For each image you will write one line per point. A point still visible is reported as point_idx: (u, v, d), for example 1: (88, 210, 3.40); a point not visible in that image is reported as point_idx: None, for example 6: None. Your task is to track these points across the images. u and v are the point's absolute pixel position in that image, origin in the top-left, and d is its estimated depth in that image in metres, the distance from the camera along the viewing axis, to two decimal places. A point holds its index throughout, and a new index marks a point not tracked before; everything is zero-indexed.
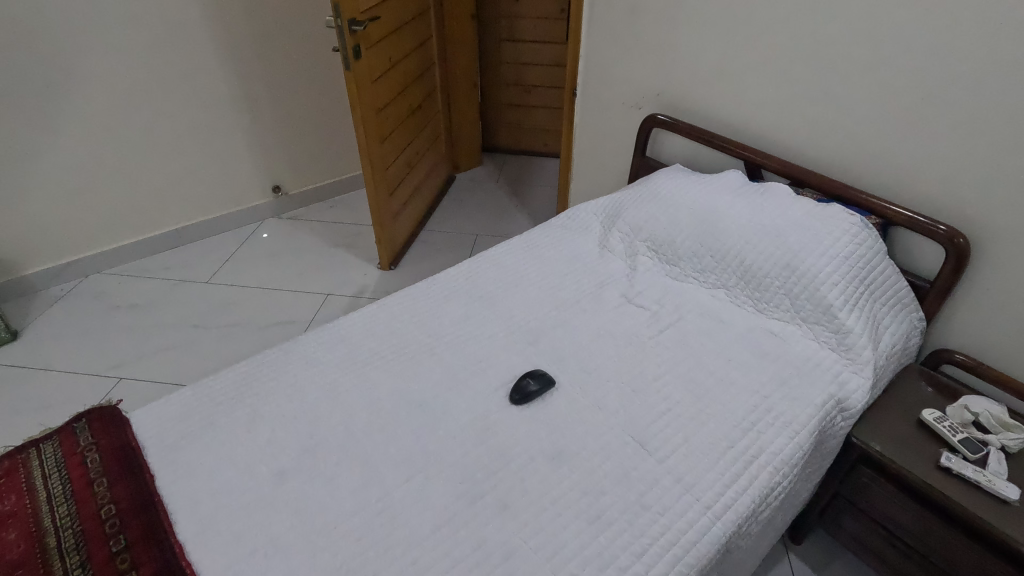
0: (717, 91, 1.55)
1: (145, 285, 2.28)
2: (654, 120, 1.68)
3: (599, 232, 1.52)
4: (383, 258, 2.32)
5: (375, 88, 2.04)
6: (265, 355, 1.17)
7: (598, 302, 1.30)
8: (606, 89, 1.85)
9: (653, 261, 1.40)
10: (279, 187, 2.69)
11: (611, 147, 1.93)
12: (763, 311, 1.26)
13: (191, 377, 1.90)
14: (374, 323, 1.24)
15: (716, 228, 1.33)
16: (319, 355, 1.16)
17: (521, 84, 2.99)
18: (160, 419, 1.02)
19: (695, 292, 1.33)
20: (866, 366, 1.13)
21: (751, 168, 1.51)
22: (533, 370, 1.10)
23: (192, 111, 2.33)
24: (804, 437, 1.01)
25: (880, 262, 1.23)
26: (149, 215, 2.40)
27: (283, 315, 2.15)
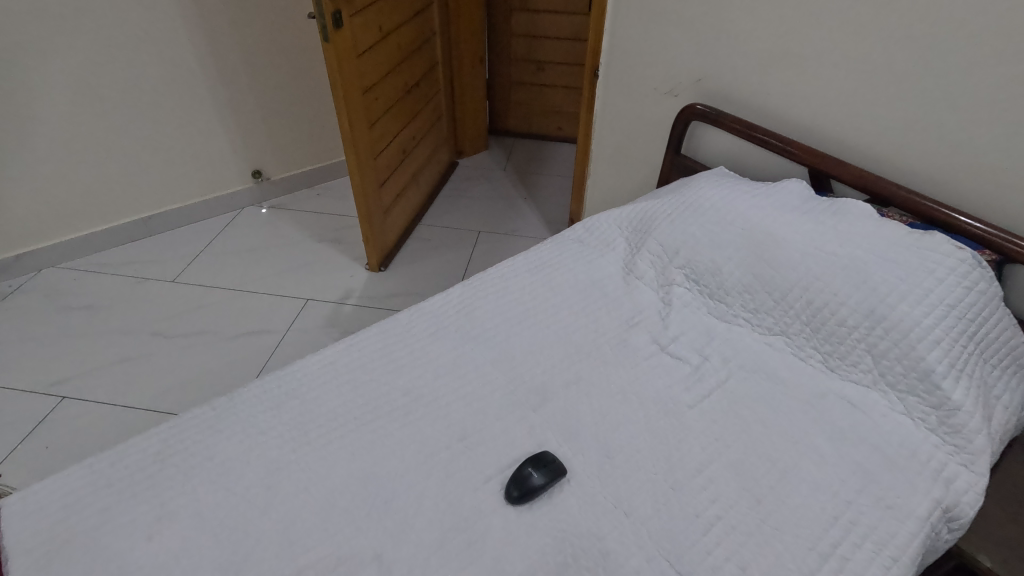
0: (777, 78, 1.24)
1: (104, 283, 2.02)
2: (694, 111, 1.38)
3: (623, 251, 1.24)
4: (372, 258, 2.04)
5: (362, 63, 1.74)
6: (193, 416, 0.90)
7: (623, 350, 1.03)
8: (636, 70, 1.53)
9: (692, 294, 1.12)
10: (261, 172, 2.40)
11: (638, 141, 1.63)
12: (835, 369, 0.98)
13: (145, 399, 1.65)
14: (338, 372, 0.98)
15: (778, 258, 1.04)
16: (262, 419, 0.90)
17: (534, 60, 2.66)
18: (39, 514, 0.77)
19: (745, 338, 1.05)
20: (979, 457, 0.85)
21: (816, 176, 1.21)
22: (539, 455, 0.84)
23: (155, 86, 2.03)
24: (906, 567, 0.74)
25: (995, 312, 0.94)
26: (110, 203, 2.12)
27: (256, 323, 1.89)
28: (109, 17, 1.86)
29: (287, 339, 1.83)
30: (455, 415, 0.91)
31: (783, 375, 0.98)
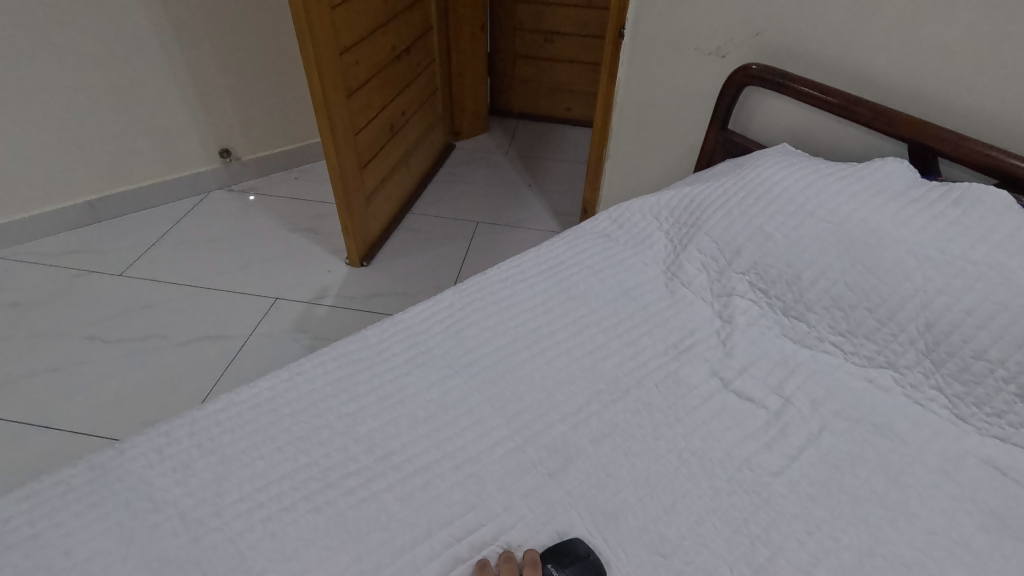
0: (869, 27, 0.95)
1: (39, 276, 1.73)
2: (748, 75, 1.09)
3: (662, 249, 0.96)
4: (352, 251, 1.76)
5: (338, 17, 1.44)
6: (61, 478, 0.63)
7: (672, 387, 0.75)
8: (671, 27, 1.25)
9: (760, 307, 0.84)
10: (229, 151, 2.10)
11: (671, 115, 1.34)
12: (969, 420, 0.71)
13: (72, 420, 1.37)
14: (275, 414, 0.70)
15: (886, 263, 0.76)
16: (157, 488, 0.62)
17: (541, 30, 2.36)
18: None
19: (836, 370, 0.78)
20: None
21: (916, 156, 0.93)
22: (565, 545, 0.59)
23: (100, 47, 1.73)
24: None
25: None
26: (48, 184, 1.82)
27: (213, 327, 1.60)
28: None
29: (249, 346, 1.56)
30: (439, 485, 0.64)
31: (896, 426, 0.71)
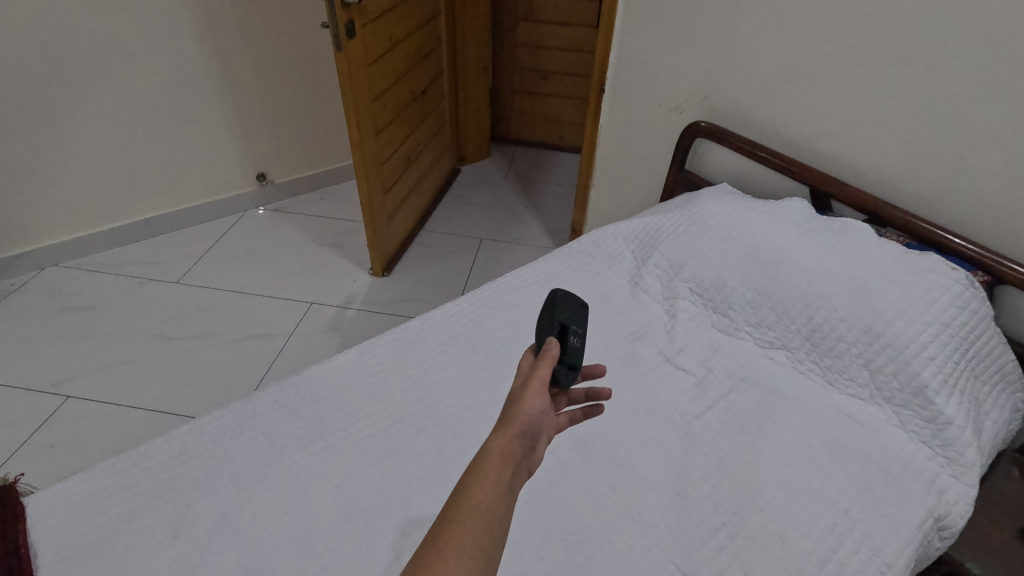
0: (782, 99, 1.28)
1: (107, 283, 2.01)
2: (697, 129, 1.42)
3: (630, 263, 1.28)
4: (376, 263, 2.07)
5: (372, 71, 1.76)
6: (212, 417, 0.92)
7: (630, 361, 1.06)
8: (642, 87, 1.57)
9: (697, 306, 1.16)
10: (264, 175, 2.41)
11: (643, 155, 1.67)
12: (834, 383, 1.02)
13: (148, 400, 1.64)
14: (353, 378, 1.00)
15: (781, 275, 1.07)
16: (279, 423, 0.92)
17: (537, 68, 2.69)
18: (66, 514, 0.79)
19: (748, 351, 1.09)
20: (971, 470, 0.89)
21: (817, 196, 1.25)
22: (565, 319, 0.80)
23: (163, 89, 2.04)
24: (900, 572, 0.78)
25: (984, 331, 0.99)
26: (113, 202, 2.12)
27: (260, 326, 1.89)
28: (119, 14, 1.86)
29: (291, 342, 1.85)
30: (469, 424, 0.94)
31: (785, 388, 1.02)
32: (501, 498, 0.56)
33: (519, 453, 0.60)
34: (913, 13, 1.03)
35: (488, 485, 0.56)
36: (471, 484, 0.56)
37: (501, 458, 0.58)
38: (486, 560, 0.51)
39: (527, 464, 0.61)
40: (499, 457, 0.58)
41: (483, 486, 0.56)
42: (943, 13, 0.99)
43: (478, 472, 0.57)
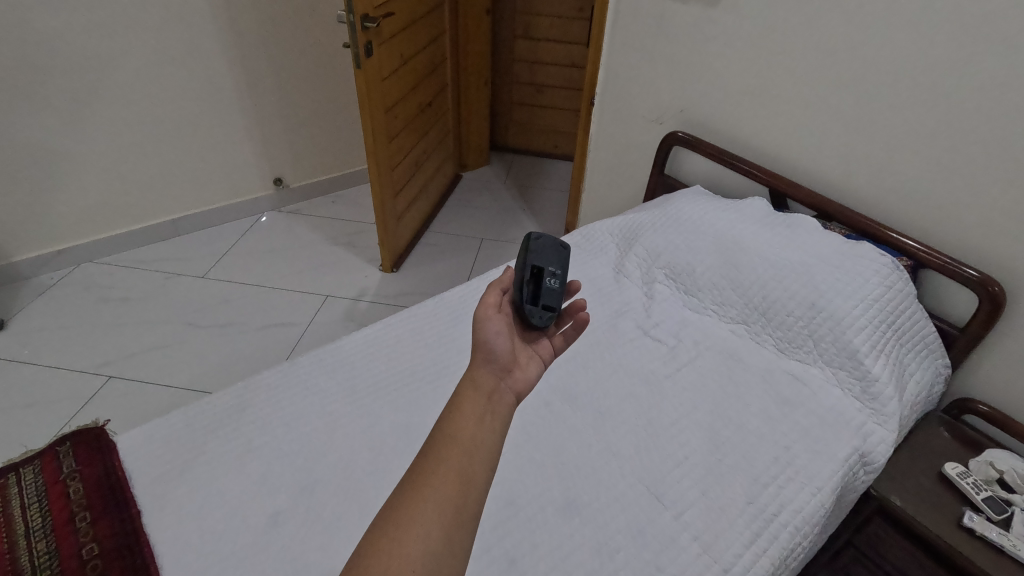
0: (746, 112, 1.48)
1: (139, 277, 2.19)
2: (674, 138, 1.62)
3: (615, 254, 1.47)
4: (386, 260, 2.25)
5: (385, 85, 1.96)
6: (262, 376, 1.10)
7: (613, 334, 1.25)
8: (627, 101, 1.78)
9: (671, 289, 1.35)
10: (281, 180, 2.60)
11: (628, 161, 1.86)
12: (784, 351, 1.21)
13: (182, 380, 1.81)
14: (378, 346, 1.18)
15: (741, 261, 1.26)
16: (319, 381, 1.10)
17: (533, 82, 2.90)
18: (150, 448, 0.97)
19: (714, 326, 1.28)
20: (892, 419, 1.07)
21: (776, 196, 1.46)
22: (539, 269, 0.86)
23: (192, 100, 2.22)
24: (827, 494, 0.97)
25: (909, 306, 1.17)
26: (144, 204, 2.30)
27: (281, 316, 2.07)
28: (156, 32, 2.04)
29: (310, 330, 2.02)
30: None
31: (742, 356, 1.21)
32: (477, 424, 0.62)
33: (491, 383, 0.67)
34: (848, 42, 1.23)
35: (462, 415, 0.62)
36: (449, 417, 0.62)
37: (473, 389, 0.65)
38: (465, 478, 0.58)
39: (503, 387, 0.67)
40: (472, 389, 0.65)
41: (458, 416, 0.62)
42: (872, 42, 1.19)
43: (454, 406, 0.63)
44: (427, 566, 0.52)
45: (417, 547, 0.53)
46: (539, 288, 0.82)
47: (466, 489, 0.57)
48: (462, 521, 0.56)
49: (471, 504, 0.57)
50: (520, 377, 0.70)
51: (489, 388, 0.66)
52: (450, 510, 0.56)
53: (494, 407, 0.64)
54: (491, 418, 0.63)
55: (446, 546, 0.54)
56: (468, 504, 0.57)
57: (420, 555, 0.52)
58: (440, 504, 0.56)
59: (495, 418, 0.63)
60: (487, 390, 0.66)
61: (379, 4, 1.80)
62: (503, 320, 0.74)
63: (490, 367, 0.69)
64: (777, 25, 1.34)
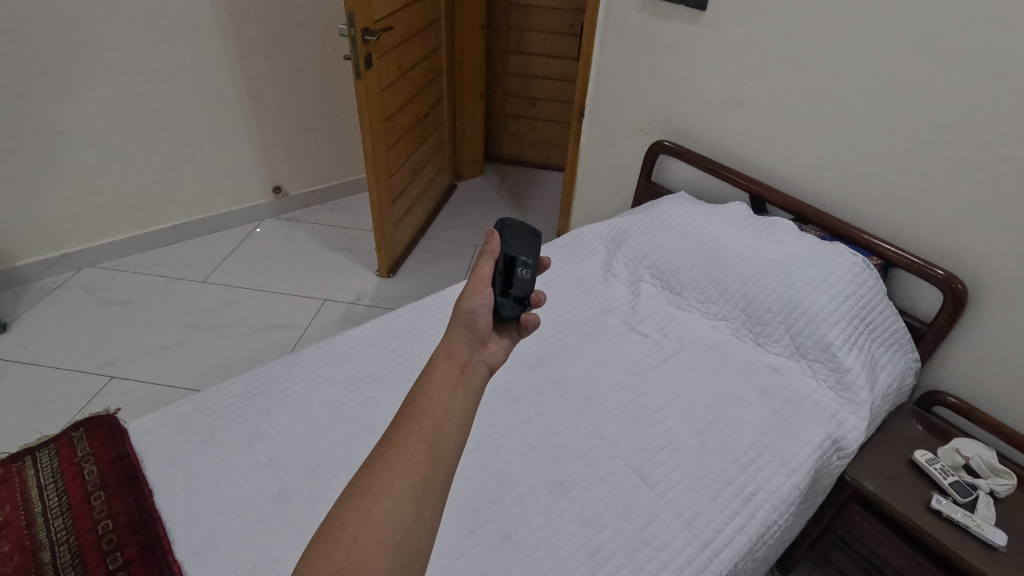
0: (727, 122, 1.56)
1: (140, 281, 2.23)
2: (660, 146, 1.70)
3: (604, 255, 1.55)
4: (382, 265, 2.31)
5: (384, 96, 2.03)
6: (267, 367, 1.16)
7: (602, 329, 1.32)
8: (616, 112, 1.86)
9: (657, 288, 1.42)
10: (280, 188, 2.66)
11: (617, 169, 1.94)
12: (764, 345, 1.27)
13: (183, 379, 1.85)
14: (378, 340, 1.24)
15: (721, 260, 1.33)
16: (321, 371, 1.16)
17: (526, 95, 2.99)
18: (160, 433, 1.02)
19: (697, 322, 1.35)
20: (864, 407, 1.13)
21: (756, 201, 1.53)
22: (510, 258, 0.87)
23: (195, 109, 2.29)
24: (802, 476, 1.03)
25: (880, 302, 1.24)
26: (146, 210, 2.36)
27: (280, 318, 2.12)
28: (162, 44, 2.11)
29: (309, 332, 2.07)
30: None
31: (723, 349, 1.28)
32: (449, 396, 0.64)
33: (464, 354, 0.69)
34: (819, 57, 1.32)
35: (435, 388, 0.64)
36: (421, 388, 0.64)
37: (447, 362, 0.67)
38: (436, 448, 0.59)
39: (476, 360, 0.70)
40: (445, 362, 0.67)
41: (431, 388, 0.64)
42: (842, 56, 1.28)
43: (427, 379, 0.65)
44: (396, 534, 0.54)
45: (386, 515, 0.54)
46: (512, 278, 0.83)
47: (437, 459, 0.59)
48: (432, 490, 0.57)
49: (441, 474, 0.58)
50: (492, 350, 0.74)
51: (463, 360, 0.69)
52: (421, 479, 0.57)
53: (466, 379, 0.67)
54: (463, 390, 0.65)
55: (415, 514, 0.55)
56: (438, 473, 0.58)
57: (389, 522, 0.54)
58: (409, 474, 0.57)
59: (467, 390, 0.66)
60: (460, 362, 0.68)
61: (379, 18, 1.88)
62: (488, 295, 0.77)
63: (466, 337, 0.72)
64: (754, 40, 1.43)
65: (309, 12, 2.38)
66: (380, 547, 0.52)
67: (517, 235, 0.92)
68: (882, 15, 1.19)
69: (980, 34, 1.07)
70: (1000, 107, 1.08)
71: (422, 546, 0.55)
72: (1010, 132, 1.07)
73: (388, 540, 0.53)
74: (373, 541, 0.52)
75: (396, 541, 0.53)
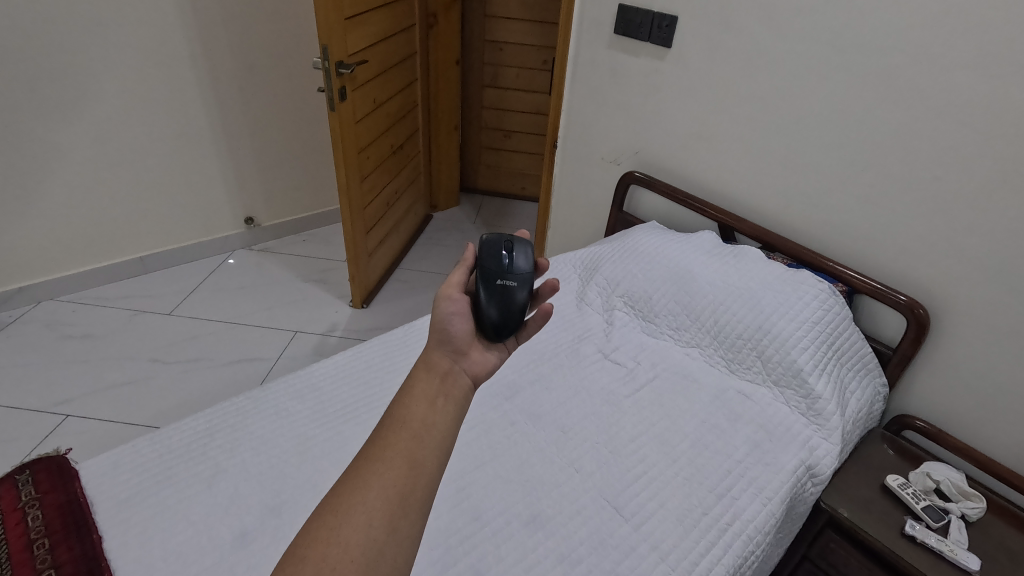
0: (694, 154, 1.60)
1: (103, 315, 2.16)
2: (631, 177, 1.74)
3: (577, 283, 1.55)
4: (356, 296, 2.28)
5: (358, 127, 2.04)
6: (230, 403, 1.12)
7: (576, 358, 1.31)
8: (588, 143, 1.90)
9: (630, 316, 1.42)
10: (252, 219, 2.62)
11: (590, 200, 1.97)
12: (736, 372, 1.28)
13: (143, 416, 1.78)
14: (349, 372, 1.21)
15: (693, 287, 1.35)
16: (287, 406, 1.12)
17: (501, 128, 3.03)
18: (112, 473, 0.97)
19: (670, 349, 1.35)
20: (835, 432, 1.14)
21: (724, 229, 1.57)
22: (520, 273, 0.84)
23: (166, 139, 2.27)
24: (777, 504, 1.02)
25: (847, 328, 1.26)
26: (112, 241, 2.30)
27: (250, 351, 2.06)
28: (133, 76, 2.11)
29: (279, 364, 2.02)
30: None
31: (696, 376, 1.28)
32: (429, 406, 0.63)
33: (445, 364, 0.69)
34: (780, 92, 1.37)
35: (414, 399, 0.64)
36: (401, 399, 0.64)
37: (425, 373, 0.67)
38: (414, 461, 0.59)
39: (456, 370, 0.69)
40: (425, 373, 0.67)
41: (410, 398, 0.64)
42: (801, 93, 1.33)
43: (406, 389, 0.65)
44: (368, 551, 0.52)
45: (358, 532, 0.53)
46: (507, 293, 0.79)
47: (415, 472, 0.58)
48: (408, 505, 0.56)
49: (419, 488, 0.58)
50: (476, 361, 0.71)
51: (443, 370, 0.68)
52: (396, 493, 0.56)
53: (447, 390, 0.66)
54: (444, 401, 0.64)
55: (389, 530, 0.54)
56: (416, 488, 0.57)
57: (361, 539, 0.53)
58: (385, 488, 0.56)
59: (447, 401, 0.64)
60: (440, 373, 0.67)
61: (353, 52, 1.90)
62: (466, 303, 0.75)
63: (444, 349, 0.70)
64: (716, 77, 1.48)
65: (284, 46, 2.41)
66: (351, 565, 0.51)
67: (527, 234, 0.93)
68: (836, 55, 1.25)
69: (927, 74, 1.14)
70: (951, 141, 1.13)
71: (397, 565, 0.54)
72: (958, 165, 1.13)
73: (361, 558, 0.52)
74: (344, 560, 0.52)
75: (368, 560, 0.52)
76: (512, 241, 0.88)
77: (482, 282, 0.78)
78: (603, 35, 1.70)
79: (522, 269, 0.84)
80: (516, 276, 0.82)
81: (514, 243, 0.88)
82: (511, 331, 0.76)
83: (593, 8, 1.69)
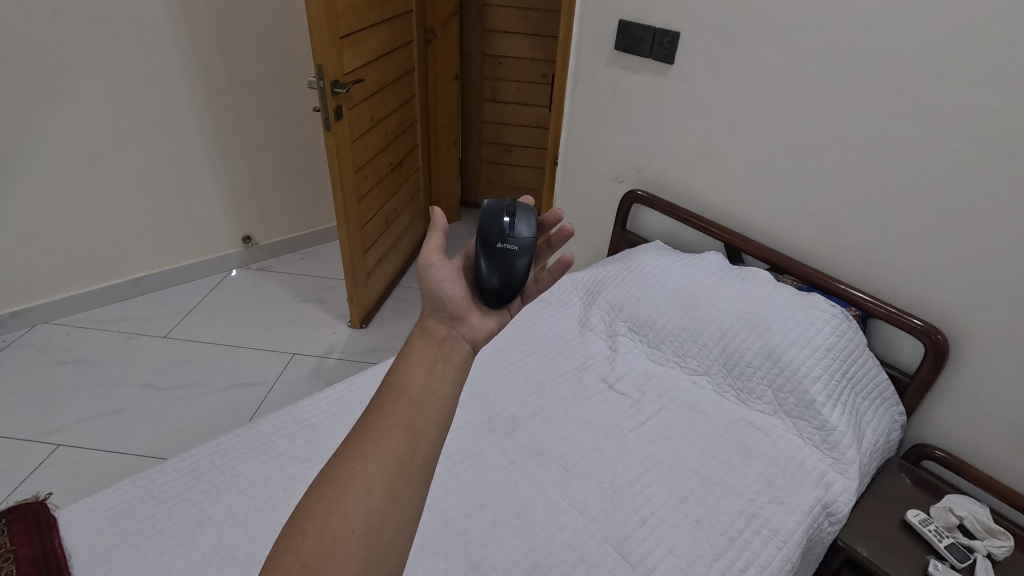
0: (698, 173, 1.56)
1: (97, 339, 2.12)
2: (633, 196, 1.70)
3: (579, 307, 1.51)
4: (354, 316, 2.23)
5: (355, 146, 2.00)
6: (217, 442, 1.07)
7: (579, 388, 1.26)
8: (589, 161, 1.85)
9: (634, 341, 1.37)
10: (250, 238, 2.59)
11: (592, 218, 1.93)
12: (746, 402, 1.22)
13: (134, 446, 1.73)
14: (342, 406, 1.17)
15: (699, 311, 1.30)
16: (277, 444, 1.07)
17: (501, 142, 3.00)
18: (91, 522, 0.92)
19: (676, 378, 1.29)
20: (851, 466, 1.09)
21: (731, 250, 1.52)
22: (523, 238, 0.81)
23: (161, 159, 2.24)
24: (792, 547, 0.97)
25: (862, 354, 1.21)
26: (107, 263, 2.27)
27: (246, 375, 2.02)
28: (127, 97, 2.09)
29: (276, 388, 1.97)
30: None
31: (705, 407, 1.23)
32: (428, 372, 0.62)
33: (442, 331, 0.67)
34: (787, 112, 1.33)
35: (412, 366, 0.62)
36: (399, 368, 0.62)
37: (422, 341, 0.65)
38: (414, 430, 0.57)
39: (454, 337, 0.67)
40: (421, 341, 0.65)
41: (408, 366, 0.62)
42: (809, 113, 1.29)
43: (404, 357, 0.63)
44: (370, 521, 0.51)
45: (357, 501, 0.52)
46: (508, 259, 0.77)
47: (415, 441, 0.56)
48: (409, 473, 0.54)
49: (420, 456, 0.56)
50: (474, 326, 0.70)
51: (441, 336, 0.66)
52: (396, 463, 0.54)
53: (446, 355, 0.64)
54: (444, 367, 0.63)
55: (390, 499, 0.53)
56: (416, 456, 0.55)
57: (361, 509, 0.52)
58: (384, 456, 0.55)
59: (447, 366, 0.63)
60: (437, 340, 0.66)
61: (349, 70, 1.87)
62: (455, 270, 0.72)
63: (438, 315, 0.69)
64: (719, 95, 1.44)
65: (281, 64, 2.39)
66: (352, 535, 0.50)
67: (531, 199, 0.90)
68: (844, 75, 1.21)
69: (940, 95, 1.09)
70: (967, 165, 1.08)
71: (401, 535, 0.52)
72: (974, 190, 1.08)
73: (362, 528, 0.51)
74: (344, 529, 0.50)
75: (369, 529, 0.51)
76: (513, 207, 0.85)
77: (481, 250, 0.77)
78: (603, 52, 1.66)
79: (525, 234, 0.82)
80: (518, 241, 0.80)
81: (516, 210, 0.86)
82: (513, 296, 0.75)
83: (592, 25, 1.65)
